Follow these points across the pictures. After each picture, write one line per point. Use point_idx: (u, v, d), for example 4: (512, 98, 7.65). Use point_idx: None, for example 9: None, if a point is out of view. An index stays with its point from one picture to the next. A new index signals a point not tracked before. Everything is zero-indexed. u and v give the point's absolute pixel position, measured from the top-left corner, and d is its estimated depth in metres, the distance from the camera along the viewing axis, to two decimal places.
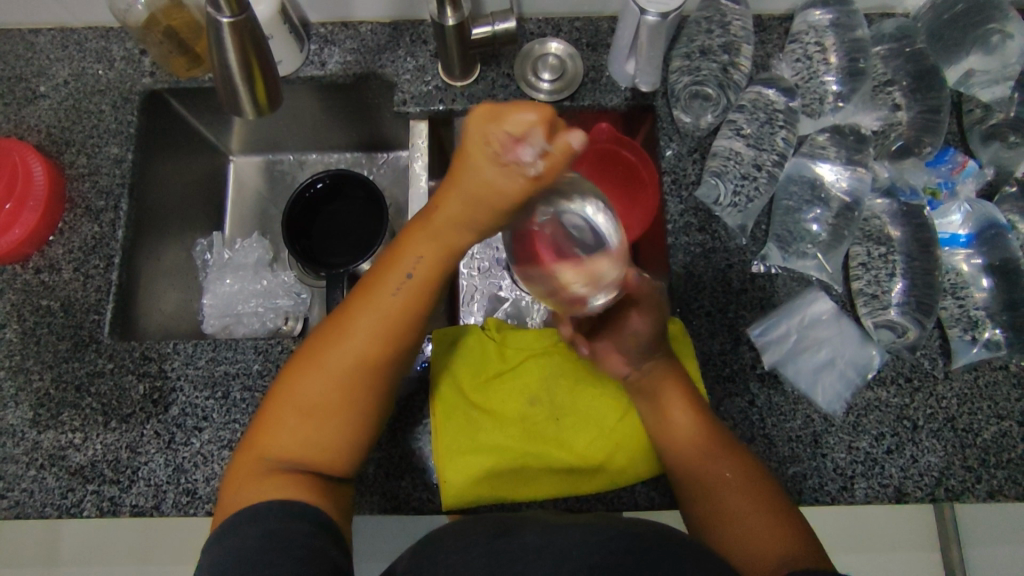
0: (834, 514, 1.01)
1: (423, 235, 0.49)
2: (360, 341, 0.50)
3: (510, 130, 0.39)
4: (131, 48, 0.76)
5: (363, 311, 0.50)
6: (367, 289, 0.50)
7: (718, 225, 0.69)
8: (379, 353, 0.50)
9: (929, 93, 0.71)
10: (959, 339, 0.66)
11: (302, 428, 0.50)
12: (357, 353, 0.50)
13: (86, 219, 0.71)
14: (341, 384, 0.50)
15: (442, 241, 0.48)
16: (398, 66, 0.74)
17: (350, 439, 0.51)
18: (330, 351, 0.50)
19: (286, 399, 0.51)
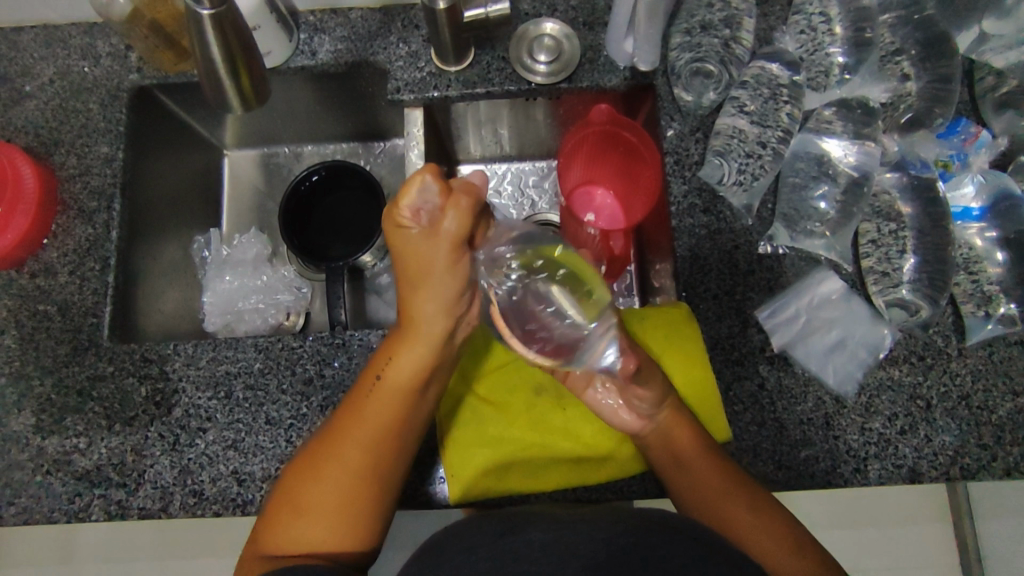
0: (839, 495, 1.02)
1: (407, 338, 0.54)
2: (355, 451, 0.53)
3: (409, 204, 0.49)
4: (117, 44, 0.74)
5: (354, 420, 0.54)
6: (355, 398, 0.55)
7: (723, 206, 0.67)
8: (373, 446, 0.53)
9: (938, 62, 0.68)
10: (973, 316, 0.64)
11: (306, 524, 0.51)
12: (354, 457, 0.52)
13: (79, 220, 0.70)
14: (341, 483, 0.52)
15: (422, 338, 0.54)
16: (390, 52, 0.72)
17: (359, 529, 0.52)
18: (328, 459, 0.52)
19: (288, 497, 0.52)
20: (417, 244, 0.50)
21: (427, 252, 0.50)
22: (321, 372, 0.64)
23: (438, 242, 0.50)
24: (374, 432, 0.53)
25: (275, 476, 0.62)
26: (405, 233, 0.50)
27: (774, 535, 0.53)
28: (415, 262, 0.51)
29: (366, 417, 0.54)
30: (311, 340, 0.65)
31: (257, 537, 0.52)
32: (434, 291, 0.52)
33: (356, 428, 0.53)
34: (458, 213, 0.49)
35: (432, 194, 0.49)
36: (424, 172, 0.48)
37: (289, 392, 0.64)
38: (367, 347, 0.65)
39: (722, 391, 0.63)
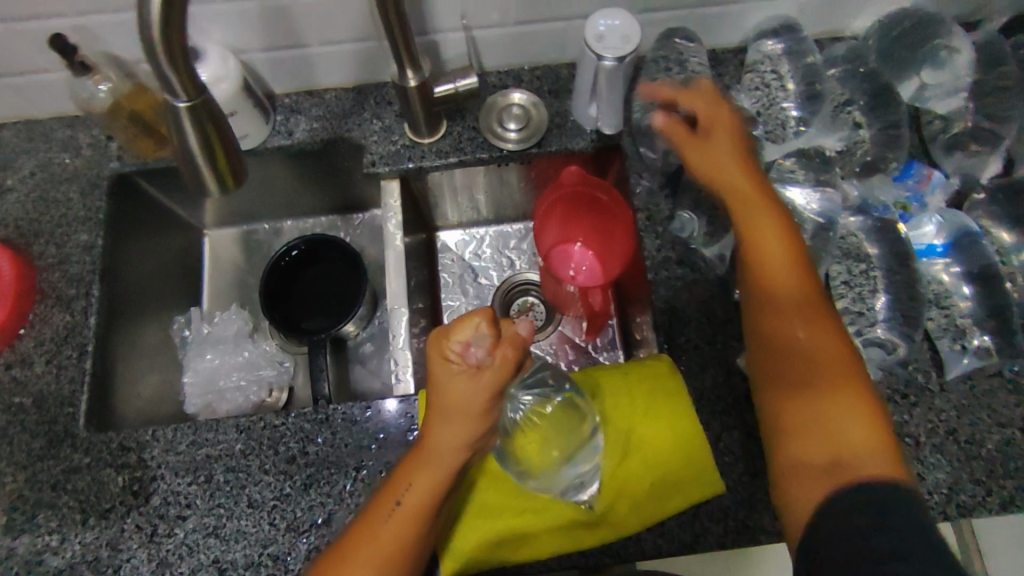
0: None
1: (420, 465, 0.52)
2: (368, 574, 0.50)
3: (460, 340, 0.47)
4: (98, 135, 0.76)
5: (368, 543, 0.50)
6: (368, 520, 0.52)
7: (696, 257, 0.69)
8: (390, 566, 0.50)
9: (887, 110, 0.72)
10: (950, 350, 0.65)
11: None
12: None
13: (56, 308, 0.70)
14: None
15: (438, 468, 0.52)
16: (365, 129, 0.75)
17: None
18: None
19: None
20: (458, 381, 0.48)
21: (466, 395, 0.49)
22: (305, 449, 0.63)
23: (473, 381, 0.48)
24: (389, 554, 0.50)
25: (258, 562, 0.60)
26: (449, 374, 0.49)
27: (863, 428, 0.51)
28: (445, 393, 0.49)
29: (378, 540, 0.50)
30: (293, 417, 0.64)
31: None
32: (459, 429, 0.50)
33: (370, 552, 0.50)
34: (500, 354, 0.48)
35: (481, 345, 0.48)
36: (479, 318, 0.47)
37: (272, 472, 0.62)
38: (351, 420, 0.64)
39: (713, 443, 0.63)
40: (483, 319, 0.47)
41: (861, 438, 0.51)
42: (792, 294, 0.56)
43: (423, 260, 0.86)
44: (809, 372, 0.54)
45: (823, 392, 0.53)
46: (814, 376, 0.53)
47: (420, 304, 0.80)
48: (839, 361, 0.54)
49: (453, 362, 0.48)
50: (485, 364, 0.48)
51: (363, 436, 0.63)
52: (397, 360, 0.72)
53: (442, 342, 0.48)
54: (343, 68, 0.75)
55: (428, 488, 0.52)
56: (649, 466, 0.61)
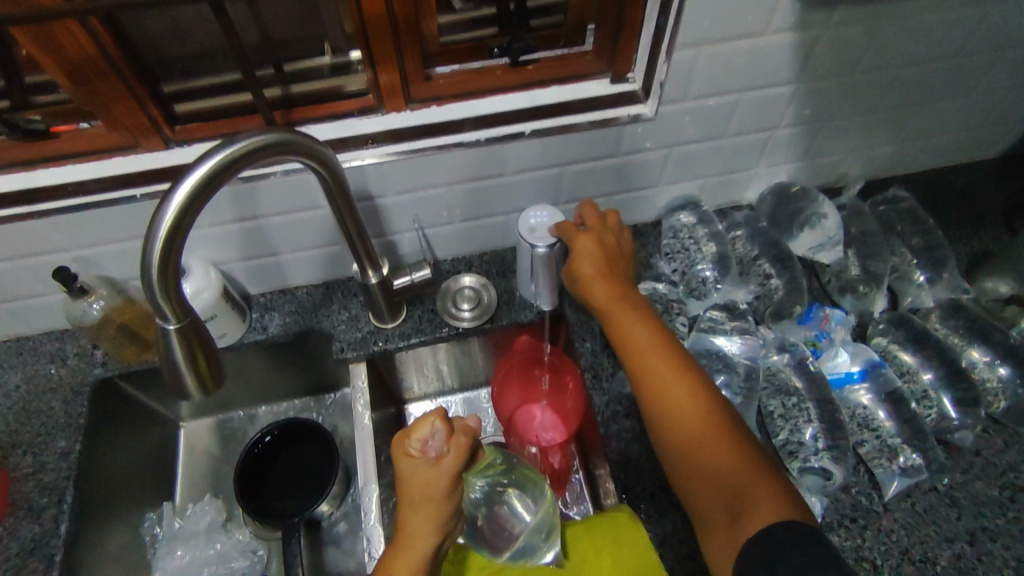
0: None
1: (398, 561, 0.56)
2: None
3: (419, 438, 0.56)
4: (84, 344, 0.82)
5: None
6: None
7: (642, 407, 0.75)
8: None
9: (787, 263, 0.84)
10: (884, 469, 0.71)
11: None
12: None
13: (27, 520, 0.71)
14: None
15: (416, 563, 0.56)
16: (334, 318, 0.83)
17: None
18: None
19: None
20: (424, 474, 0.56)
21: (431, 484, 0.56)
22: None
23: (438, 474, 0.56)
24: None
25: None
26: (418, 472, 0.56)
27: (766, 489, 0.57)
28: (410, 488, 0.56)
29: None
30: None
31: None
32: (433, 518, 0.56)
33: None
34: (456, 444, 0.57)
35: (437, 440, 0.56)
36: (434, 418, 0.56)
37: None
38: None
39: None
40: (437, 420, 0.56)
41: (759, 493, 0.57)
42: (678, 385, 0.63)
43: (392, 432, 0.91)
44: (699, 448, 0.60)
45: (717, 464, 0.59)
46: (701, 453, 0.60)
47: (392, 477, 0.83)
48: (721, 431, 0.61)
49: (418, 460, 0.56)
50: (443, 460, 0.56)
51: None
52: (369, 537, 0.74)
53: (408, 447, 0.57)
54: (314, 268, 0.85)
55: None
56: None
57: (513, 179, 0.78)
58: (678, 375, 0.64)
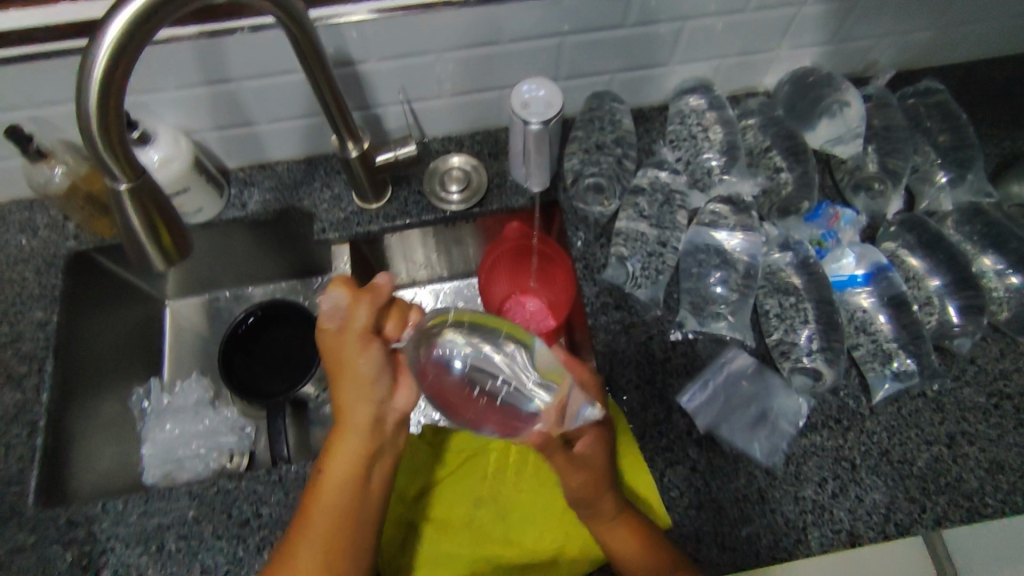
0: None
1: (340, 429, 0.57)
2: (324, 530, 0.54)
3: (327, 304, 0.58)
4: (54, 215, 0.79)
5: (318, 505, 0.55)
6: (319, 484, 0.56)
7: (633, 300, 0.73)
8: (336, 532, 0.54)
9: (799, 157, 0.78)
10: (874, 373, 0.70)
11: None
12: (312, 554, 0.53)
13: (8, 387, 0.70)
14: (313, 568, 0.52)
15: (355, 434, 0.56)
16: (315, 197, 0.79)
17: None
18: (298, 544, 0.53)
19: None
20: (336, 341, 0.57)
21: (354, 357, 0.56)
22: (258, 511, 0.64)
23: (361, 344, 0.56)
24: (331, 515, 0.54)
25: None
26: (347, 347, 0.56)
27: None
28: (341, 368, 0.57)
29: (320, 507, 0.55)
30: (247, 480, 0.65)
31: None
32: (367, 393, 0.56)
33: (321, 514, 0.54)
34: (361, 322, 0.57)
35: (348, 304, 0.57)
36: (336, 287, 0.57)
37: (225, 536, 0.63)
38: (303, 479, 0.64)
39: (658, 480, 0.65)
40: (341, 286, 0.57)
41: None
42: (651, 550, 0.57)
43: None
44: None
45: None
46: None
47: None
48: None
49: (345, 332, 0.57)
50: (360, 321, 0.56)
51: None
52: None
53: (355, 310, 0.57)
54: (294, 142, 0.79)
55: (355, 449, 0.56)
56: None
57: (508, 49, 0.71)
58: (643, 550, 0.57)
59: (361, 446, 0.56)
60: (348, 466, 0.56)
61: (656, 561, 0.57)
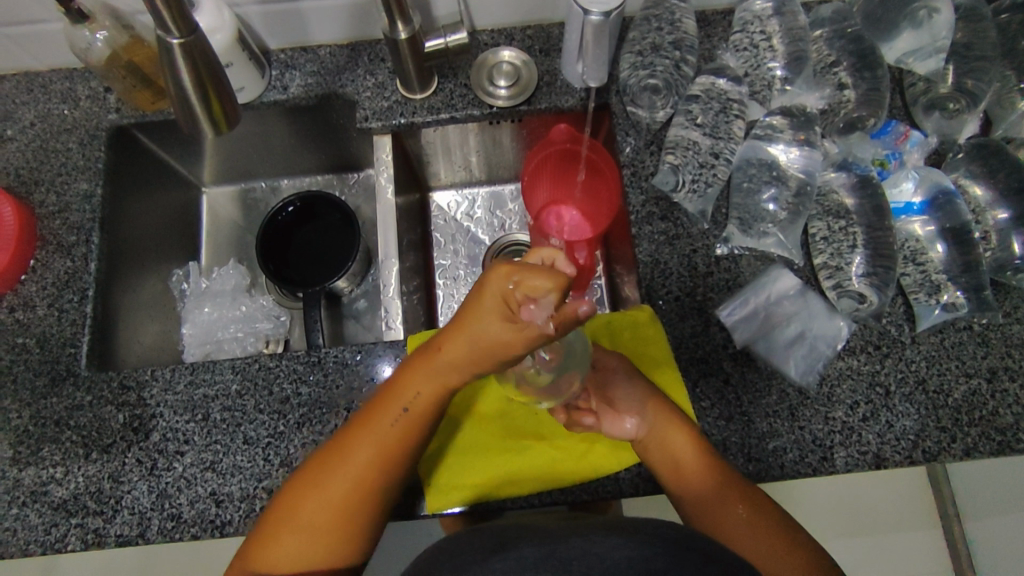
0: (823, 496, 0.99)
1: (421, 363, 0.50)
2: (364, 460, 0.53)
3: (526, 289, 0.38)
4: (96, 87, 0.77)
5: (360, 445, 0.53)
6: (370, 415, 0.53)
7: (679, 212, 0.71)
8: (383, 462, 0.53)
9: (872, 71, 0.73)
10: (922, 303, 0.67)
11: (303, 539, 0.53)
12: (354, 481, 0.53)
13: (58, 255, 0.72)
14: (349, 491, 0.53)
15: (437, 371, 0.49)
16: (358, 84, 0.76)
17: (346, 540, 0.54)
18: (348, 453, 0.53)
19: (289, 512, 0.53)
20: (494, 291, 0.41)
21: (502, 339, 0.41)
22: (298, 390, 0.66)
23: (485, 313, 0.41)
24: (382, 451, 0.53)
25: (254, 495, 0.62)
26: (486, 301, 0.41)
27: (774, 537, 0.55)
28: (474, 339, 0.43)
29: (377, 434, 0.53)
30: (287, 359, 0.67)
31: (249, 553, 0.54)
32: (471, 354, 0.44)
33: (364, 454, 0.53)
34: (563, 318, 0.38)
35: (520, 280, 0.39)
36: (547, 289, 0.37)
37: (267, 410, 0.65)
38: (342, 363, 0.66)
39: (689, 390, 0.65)
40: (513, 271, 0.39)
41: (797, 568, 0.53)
42: (697, 467, 0.58)
43: (416, 219, 0.89)
44: (727, 522, 0.56)
45: (736, 532, 0.56)
46: (731, 531, 0.56)
47: (411, 261, 0.82)
48: (762, 515, 0.56)
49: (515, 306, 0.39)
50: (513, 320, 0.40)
51: (353, 379, 0.66)
52: (387, 309, 0.75)
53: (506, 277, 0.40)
54: (338, 23, 0.76)
55: (432, 396, 0.51)
56: None
57: None
58: (694, 463, 0.58)
59: (439, 396, 0.51)
60: (421, 408, 0.52)
61: (699, 474, 0.58)
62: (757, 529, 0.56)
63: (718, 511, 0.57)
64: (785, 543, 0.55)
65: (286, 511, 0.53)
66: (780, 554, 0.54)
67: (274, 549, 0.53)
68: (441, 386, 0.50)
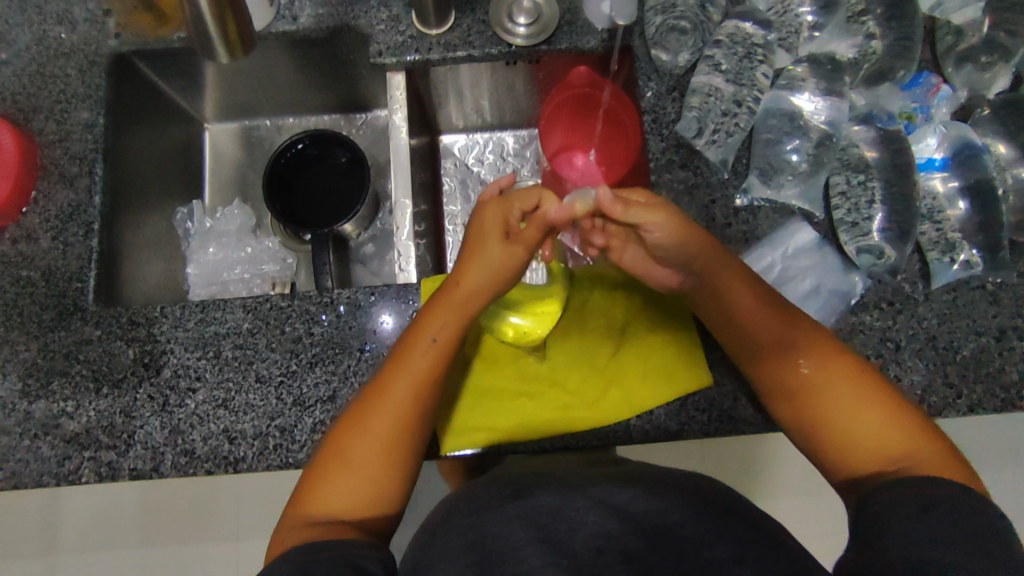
0: (801, 501, 1.03)
1: (444, 305, 0.58)
2: (403, 400, 0.55)
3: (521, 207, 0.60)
4: (94, 10, 0.74)
5: (402, 373, 0.56)
6: (402, 357, 0.57)
7: (699, 160, 0.69)
8: (419, 390, 0.56)
9: (902, 21, 0.71)
10: (938, 261, 0.66)
11: (352, 480, 0.54)
12: (394, 409, 0.55)
13: (60, 186, 0.69)
14: (391, 421, 0.55)
15: (463, 308, 0.58)
16: (371, 17, 0.73)
17: (392, 482, 0.55)
18: (391, 383, 0.56)
19: (333, 457, 0.55)
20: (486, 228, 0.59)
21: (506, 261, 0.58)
22: (310, 330, 0.65)
23: (490, 236, 0.58)
24: (417, 381, 0.56)
25: (267, 433, 0.63)
26: (490, 231, 0.58)
27: (900, 433, 0.54)
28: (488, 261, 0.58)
29: (413, 369, 0.56)
30: (299, 300, 0.66)
31: (299, 499, 0.54)
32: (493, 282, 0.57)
33: (401, 384, 0.56)
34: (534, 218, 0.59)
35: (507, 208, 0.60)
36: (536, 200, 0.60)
37: (279, 350, 0.65)
38: (355, 305, 0.66)
39: (702, 341, 0.65)
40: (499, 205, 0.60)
41: (871, 454, 0.54)
42: (807, 362, 0.57)
43: (426, 163, 0.87)
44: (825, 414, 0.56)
45: (865, 429, 0.54)
46: (827, 415, 0.56)
47: (422, 205, 0.81)
48: (884, 402, 0.55)
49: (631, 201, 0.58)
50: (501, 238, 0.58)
51: (366, 320, 0.65)
52: (400, 252, 0.74)
53: (505, 205, 0.60)
54: None
55: (450, 326, 0.57)
56: (640, 358, 0.66)
57: None
58: (817, 359, 0.57)
59: (456, 322, 0.57)
60: (445, 338, 0.57)
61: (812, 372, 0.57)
62: (859, 405, 0.55)
63: (812, 389, 0.56)
64: (900, 428, 0.54)
65: (331, 451, 0.55)
66: (889, 437, 0.54)
67: (320, 489, 0.54)
68: (468, 300, 0.57)
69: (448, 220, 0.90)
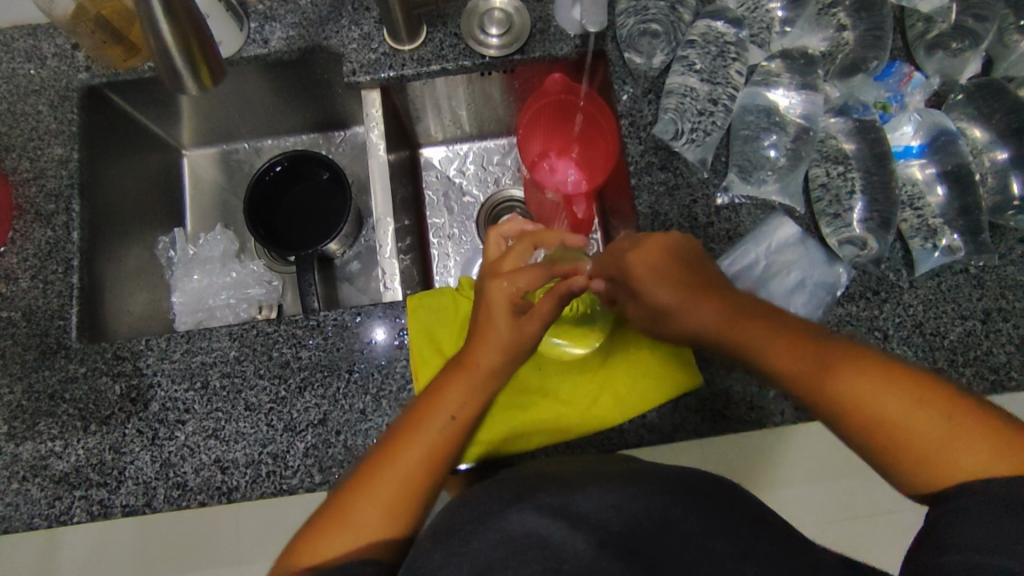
0: (805, 489, 1.01)
1: (461, 374, 0.57)
2: (417, 462, 0.53)
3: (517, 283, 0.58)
4: (62, 44, 0.73)
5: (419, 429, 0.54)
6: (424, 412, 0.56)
7: (678, 161, 0.69)
8: (439, 448, 0.54)
9: (872, 11, 0.71)
10: (921, 248, 0.66)
11: (353, 535, 0.50)
12: (410, 470, 0.53)
13: (37, 225, 0.69)
14: (407, 481, 0.52)
15: (480, 377, 0.57)
16: (343, 36, 0.73)
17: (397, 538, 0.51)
18: (405, 443, 0.54)
19: (337, 513, 0.51)
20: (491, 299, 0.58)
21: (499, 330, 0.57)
22: (298, 354, 0.64)
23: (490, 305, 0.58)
24: (435, 441, 0.54)
25: (259, 460, 0.62)
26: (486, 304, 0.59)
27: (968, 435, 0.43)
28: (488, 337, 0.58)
29: (434, 427, 0.55)
30: (284, 324, 0.65)
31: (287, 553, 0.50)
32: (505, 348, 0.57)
33: (419, 442, 0.54)
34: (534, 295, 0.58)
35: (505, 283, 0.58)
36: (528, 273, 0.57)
37: (267, 376, 0.64)
38: (342, 326, 0.65)
39: None
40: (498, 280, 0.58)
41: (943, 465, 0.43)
42: (835, 364, 0.49)
43: (407, 177, 0.86)
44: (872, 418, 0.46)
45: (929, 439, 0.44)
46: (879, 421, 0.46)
47: (405, 220, 0.81)
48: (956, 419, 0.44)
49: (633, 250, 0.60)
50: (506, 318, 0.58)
51: (354, 341, 0.65)
52: (385, 270, 0.74)
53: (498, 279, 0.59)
54: None
55: (471, 387, 0.56)
56: (631, 362, 0.66)
57: None
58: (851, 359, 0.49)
59: (479, 386, 0.57)
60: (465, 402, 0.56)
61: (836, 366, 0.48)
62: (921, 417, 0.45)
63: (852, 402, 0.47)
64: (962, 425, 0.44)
65: (334, 511, 0.51)
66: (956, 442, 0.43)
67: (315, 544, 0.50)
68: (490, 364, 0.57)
69: (432, 233, 0.90)
